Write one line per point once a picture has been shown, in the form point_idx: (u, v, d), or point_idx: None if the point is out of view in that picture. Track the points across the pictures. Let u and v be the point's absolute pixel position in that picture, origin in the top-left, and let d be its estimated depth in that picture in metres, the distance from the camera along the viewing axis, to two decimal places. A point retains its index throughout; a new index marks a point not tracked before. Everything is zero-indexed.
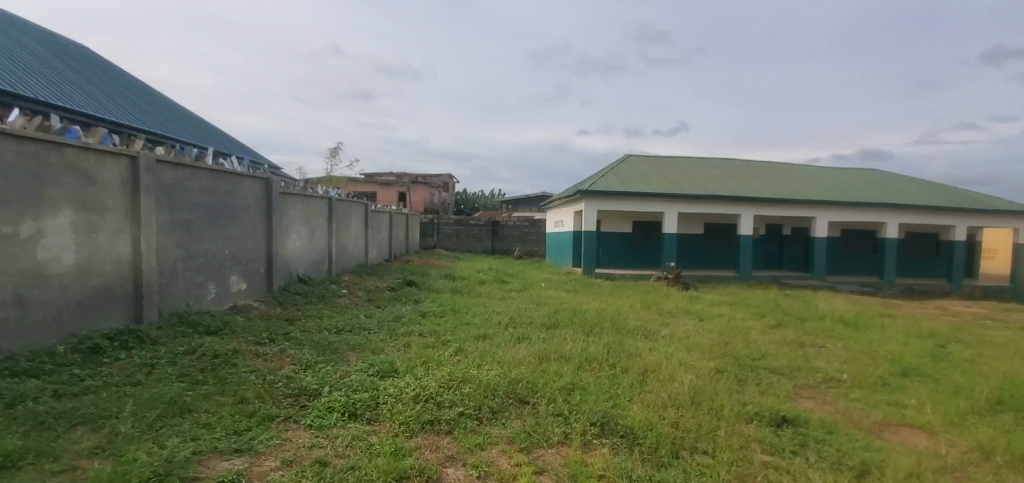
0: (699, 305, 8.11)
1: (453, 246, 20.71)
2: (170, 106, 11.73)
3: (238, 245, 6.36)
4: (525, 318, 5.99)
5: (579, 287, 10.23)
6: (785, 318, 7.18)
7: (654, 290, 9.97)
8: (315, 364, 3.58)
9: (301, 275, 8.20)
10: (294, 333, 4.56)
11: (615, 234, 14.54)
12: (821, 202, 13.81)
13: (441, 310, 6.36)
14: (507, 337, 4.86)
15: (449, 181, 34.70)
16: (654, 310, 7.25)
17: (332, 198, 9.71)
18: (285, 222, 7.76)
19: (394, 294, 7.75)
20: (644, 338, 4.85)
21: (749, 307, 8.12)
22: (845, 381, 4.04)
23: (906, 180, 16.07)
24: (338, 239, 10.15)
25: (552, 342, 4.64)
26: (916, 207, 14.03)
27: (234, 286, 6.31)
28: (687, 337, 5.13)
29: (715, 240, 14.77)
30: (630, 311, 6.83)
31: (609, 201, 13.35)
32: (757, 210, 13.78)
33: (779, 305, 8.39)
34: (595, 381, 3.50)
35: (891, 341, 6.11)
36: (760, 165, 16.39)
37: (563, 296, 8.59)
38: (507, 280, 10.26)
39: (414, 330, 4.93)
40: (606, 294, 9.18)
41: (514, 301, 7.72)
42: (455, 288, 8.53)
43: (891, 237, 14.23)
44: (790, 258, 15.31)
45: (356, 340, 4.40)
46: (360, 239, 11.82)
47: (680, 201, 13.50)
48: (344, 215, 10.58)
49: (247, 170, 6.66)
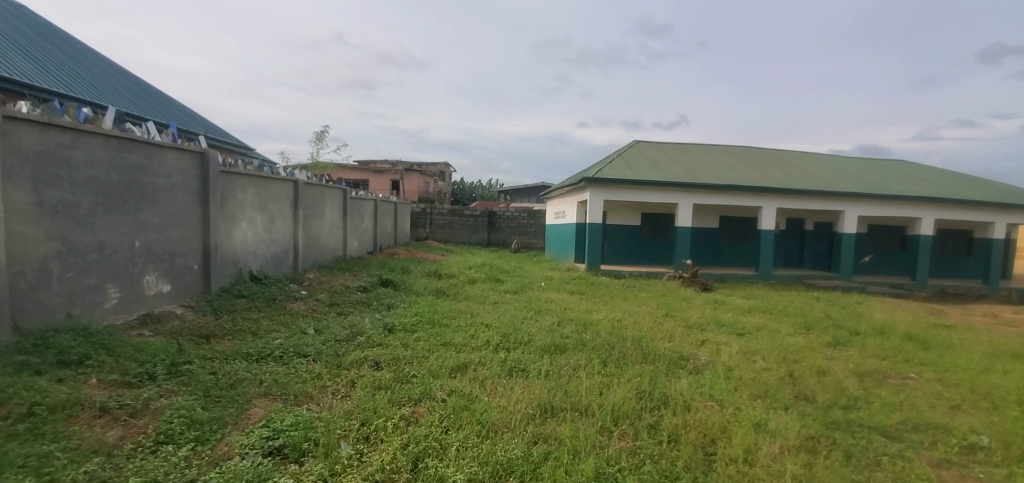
0: (730, 314, 6.77)
1: (447, 237, 19.33)
2: (120, 75, 10.07)
3: (155, 237, 5.01)
4: (521, 334, 4.65)
5: (584, 287, 8.88)
6: (841, 333, 5.83)
7: (670, 293, 8.65)
8: (179, 437, 2.25)
9: (253, 272, 6.85)
10: (190, 364, 3.24)
11: (622, 227, 13.18)
12: (851, 194, 12.47)
13: (416, 321, 5.04)
14: (496, 368, 3.53)
15: (445, 170, 33.32)
16: (680, 321, 5.90)
17: (299, 181, 8.30)
18: (231, 207, 6.36)
19: (365, 296, 6.43)
20: (686, 373, 3.52)
21: (791, 318, 6.79)
22: (994, 452, 2.74)
23: (938, 172, 14.71)
24: (307, 229, 8.76)
25: (556, 379, 3.32)
26: (955, 201, 12.68)
27: (151, 288, 4.97)
28: (742, 368, 3.79)
29: (731, 235, 13.44)
30: (652, 324, 5.49)
31: (618, 190, 11.98)
32: (780, 203, 12.45)
33: (822, 315, 7.08)
34: (633, 467, 2.18)
35: (985, 367, 4.81)
36: (780, 153, 14.99)
37: (568, 301, 7.22)
38: (502, 279, 8.91)
39: (370, 355, 3.62)
40: (618, 297, 7.83)
41: (509, 307, 6.39)
42: (440, 289, 7.19)
43: (926, 234, 12.88)
44: (811, 255, 13.99)
45: (276, 378, 3.07)
46: (337, 229, 10.44)
47: (696, 191, 12.15)
48: (316, 202, 9.18)
49: (170, 140, 5.27)
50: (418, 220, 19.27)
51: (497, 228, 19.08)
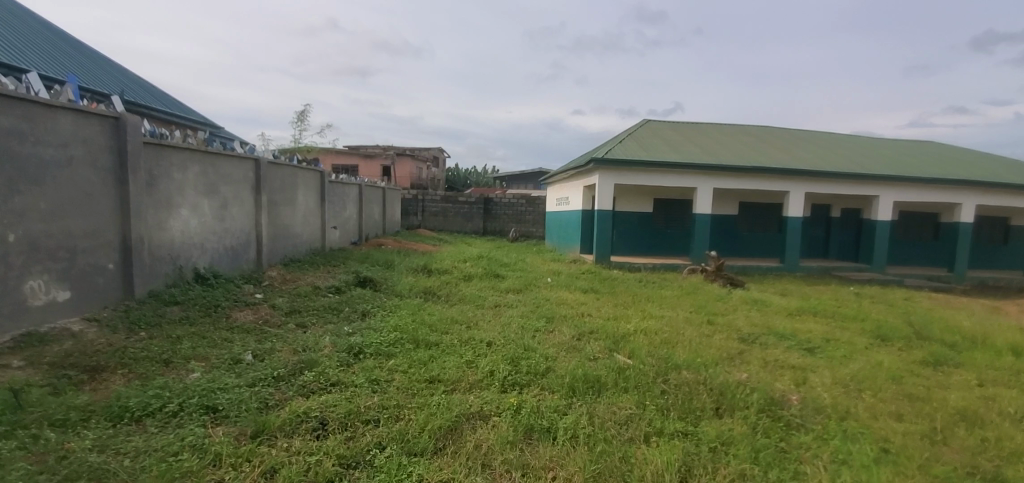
0: (781, 319, 5.56)
1: (440, 226, 18.04)
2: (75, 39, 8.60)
3: (43, 229, 3.73)
4: (536, 359, 3.42)
5: (597, 284, 7.67)
6: (932, 348, 4.64)
7: (697, 292, 7.44)
8: None
9: (199, 270, 5.60)
10: (11, 441, 2.01)
11: (633, 214, 11.95)
12: (888, 176, 11.26)
13: (395, 338, 3.80)
14: (505, 430, 2.30)
15: (439, 155, 31.90)
16: (729, 332, 4.70)
17: (262, 160, 6.97)
18: (163, 190, 5.07)
19: (334, 300, 5.19)
20: (807, 447, 2.29)
21: (855, 325, 5.59)
22: None
23: (975, 154, 13.50)
24: (273, 216, 7.46)
25: (606, 457, 2.10)
26: (998, 185, 11.51)
27: (40, 298, 3.72)
28: (874, 431, 2.57)
29: (751, 223, 12.28)
30: (700, 338, 4.27)
31: (630, 173, 10.73)
32: (809, 188, 11.28)
33: (886, 320, 5.91)
34: None
35: None
36: (803, 133, 13.73)
37: (583, 303, 6.00)
38: (501, 274, 7.66)
39: (313, 407, 2.39)
40: (639, 297, 6.64)
41: (514, 312, 5.19)
42: (429, 290, 5.93)
43: (966, 220, 11.72)
44: (837, 245, 12.87)
45: (142, 468, 1.85)
46: (314, 217, 9.17)
47: (717, 174, 10.92)
48: (286, 185, 7.87)
49: (65, 99, 3.96)
50: (408, 207, 17.95)
51: (494, 216, 17.83)
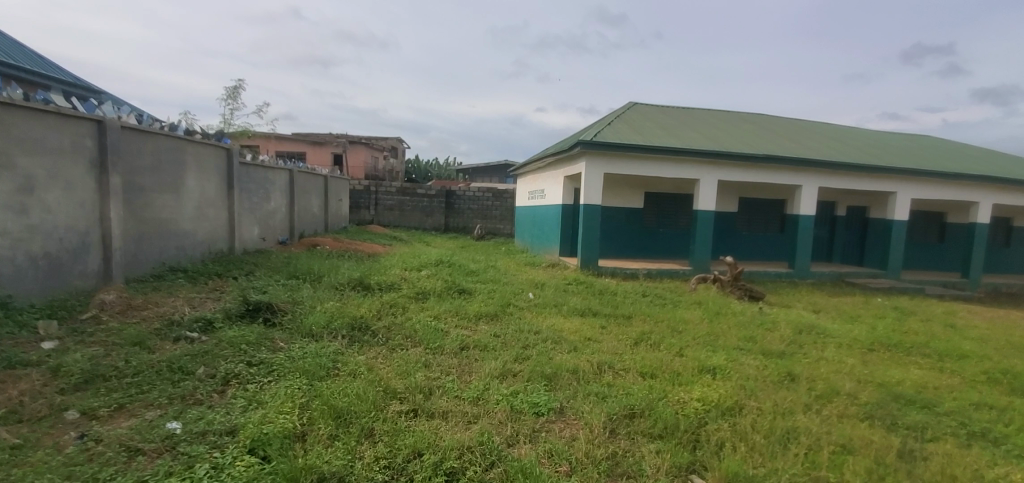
0: (876, 365, 3.81)
1: (395, 221, 15.76)
2: None
3: None
4: None
5: (596, 302, 5.77)
6: None
7: (726, 312, 5.67)
8: None
9: None
10: None
11: (621, 211, 10.15)
12: (909, 171, 9.87)
13: (254, 474, 1.74)
14: None
15: (398, 145, 29.39)
16: (846, 406, 2.86)
17: (113, 122, 4.66)
18: None
19: (181, 352, 3.01)
20: None
21: (971, 374, 3.89)
22: None
23: (983, 150, 12.33)
24: (139, 206, 5.14)
25: None
26: (1020, 183, 10.32)
27: None
28: None
29: (751, 222, 10.73)
30: (832, 436, 2.37)
31: (623, 160, 8.89)
32: (823, 181, 9.78)
33: (1001, 364, 4.26)
34: None
35: None
36: (807, 122, 12.23)
37: (590, 338, 4.10)
38: (468, 289, 5.63)
39: None
40: (661, 324, 4.79)
41: (494, 365, 3.23)
42: (358, 323, 3.84)
43: (983, 221, 10.45)
44: (841, 247, 11.58)
45: None
46: (216, 209, 6.83)
47: (723, 164, 9.26)
48: (163, 163, 5.55)
49: None
50: (359, 200, 15.62)
51: (457, 210, 15.75)
